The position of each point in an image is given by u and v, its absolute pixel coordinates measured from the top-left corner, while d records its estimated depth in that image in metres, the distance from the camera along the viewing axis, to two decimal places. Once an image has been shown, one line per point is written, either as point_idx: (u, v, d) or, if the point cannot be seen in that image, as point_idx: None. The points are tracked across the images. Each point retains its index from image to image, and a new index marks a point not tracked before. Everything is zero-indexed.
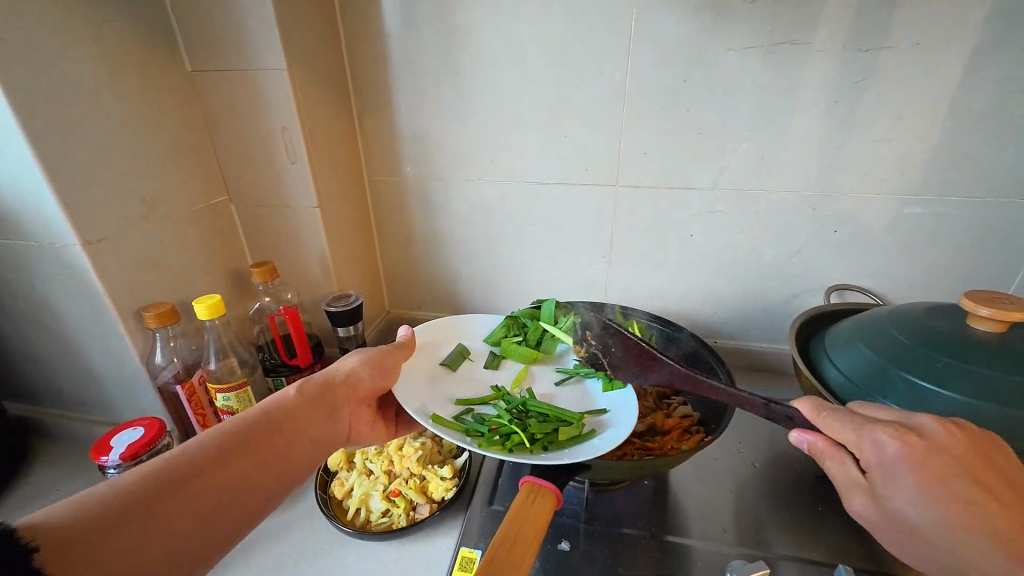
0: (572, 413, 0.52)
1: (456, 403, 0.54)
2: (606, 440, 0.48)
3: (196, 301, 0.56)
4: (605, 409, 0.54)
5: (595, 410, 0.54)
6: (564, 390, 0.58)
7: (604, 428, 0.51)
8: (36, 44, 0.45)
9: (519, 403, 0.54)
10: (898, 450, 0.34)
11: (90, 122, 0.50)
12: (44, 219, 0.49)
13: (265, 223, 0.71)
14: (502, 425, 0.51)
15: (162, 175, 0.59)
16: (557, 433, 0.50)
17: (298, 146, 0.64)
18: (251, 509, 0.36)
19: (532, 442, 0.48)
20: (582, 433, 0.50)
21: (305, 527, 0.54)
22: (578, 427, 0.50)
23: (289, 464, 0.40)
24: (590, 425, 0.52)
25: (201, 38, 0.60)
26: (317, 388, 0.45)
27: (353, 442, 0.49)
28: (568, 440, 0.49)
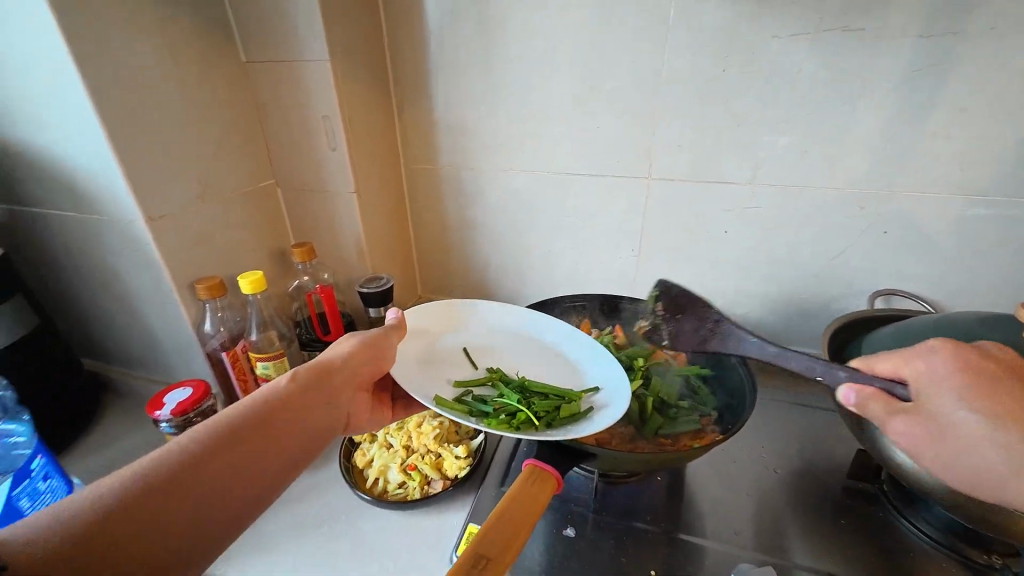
0: (566, 392, 0.54)
1: (453, 386, 0.55)
2: (605, 417, 0.49)
3: (241, 276, 0.60)
4: (597, 389, 0.56)
5: (589, 390, 0.56)
6: (563, 371, 0.59)
7: (601, 407, 0.52)
8: (108, 36, 0.50)
9: (519, 383, 0.55)
10: (946, 362, 0.36)
11: (155, 108, 0.55)
12: (114, 196, 0.54)
13: (306, 205, 0.75)
14: (506, 404, 0.52)
15: (218, 160, 0.64)
16: (557, 409, 0.51)
17: (338, 133, 0.67)
18: (249, 504, 0.38)
19: (536, 419, 0.50)
20: (580, 411, 0.52)
21: (328, 491, 0.58)
22: (575, 407, 0.51)
23: (285, 457, 0.41)
24: (587, 402, 0.54)
25: (255, 30, 0.63)
26: (311, 377, 0.46)
27: (352, 428, 0.50)
28: (568, 416, 0.51)
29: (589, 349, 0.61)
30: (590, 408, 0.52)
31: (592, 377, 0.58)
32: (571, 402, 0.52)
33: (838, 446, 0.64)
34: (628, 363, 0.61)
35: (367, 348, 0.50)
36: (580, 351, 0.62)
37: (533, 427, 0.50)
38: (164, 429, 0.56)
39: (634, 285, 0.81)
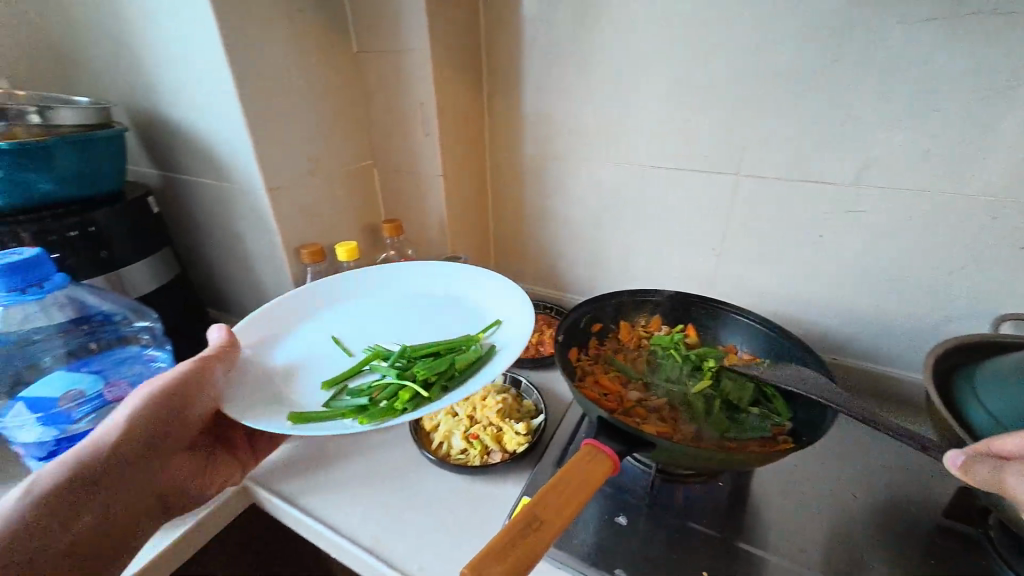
0: (461, 342, 0.57)
1: (323, 387, 0.53)
2: (509, 349, 0.54)
3: (338, 245, 0.67)
4: (495, 325, 0.59)
5: (488, 328, 0.59)
6: (452, 325, 0.61)
7: (504, 340, 0.56)
8: (251, 29, 0.58)
9: (398, 355, 0.55)
10: None
11: (281, 92, 0.63)
12: (244, 168, 0.63)
13: (398, 186, 0.81)
14: (384, 390, 0.52)
15: (327, 140, 0.71)
16: (451, 361, 0.54)
17: (431, 119, 0.71)
18: (82, 552, 0.44)
19: (428, 388, 0.52)
20: (480, 356, 0.55)
21: (398, 447, 0.63)
22: (479, 352, 0.55)
23: (108, 510, 0.46)
24: (486, 342, 0.58)
25: (367, 23, 0.70)
26: (143, 424, 0.49)
27: (196, 476, 0.55)
28: (465, 366, 0.54)
29: (497, 288, 0.64)
30: (486, 349, 0.56)
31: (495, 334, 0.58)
32: (465, 354, 0.55)
33: (936, 483, 0.57)
34: (695, 370, 0.61)
35: (199, 387, 0.51)
36: (455, 306, 0.65)
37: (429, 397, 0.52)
38: None
39: (712, 286, 0.77)
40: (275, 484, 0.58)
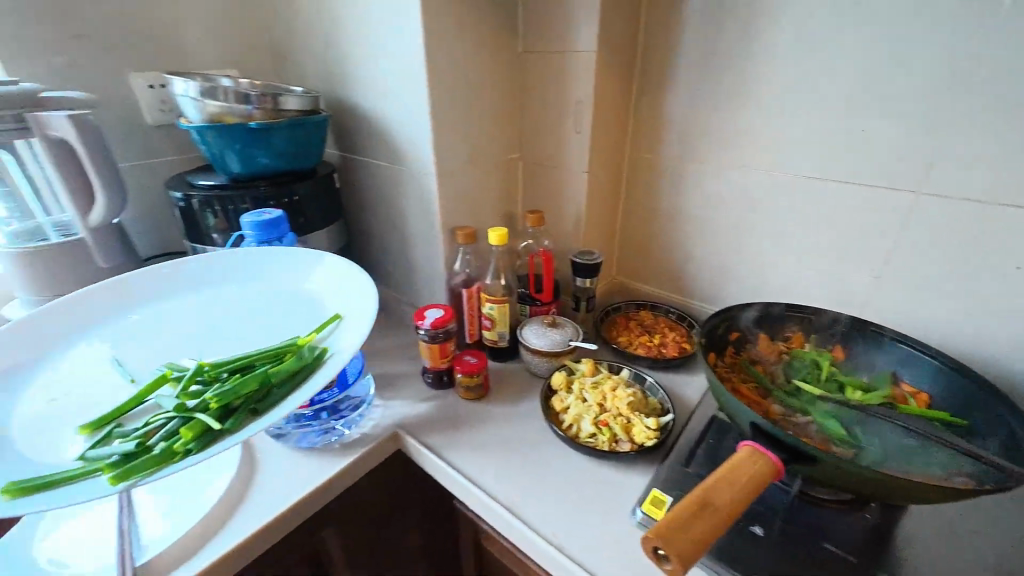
0: (286, 347, 0.55)
1: (82, 433, 0.47)
2: (326, 372, 0.50)
3: (491, 230, 0.73)
4: (336, 318, 0.58)
5: (322, 331, 0.57)
6: (327, 332, 0.57)
7: (342, 339, 0.55)
8: (446, 30, 0.64)
9: (199, 372, 0.52)
10: None
11: (460, 87, 0.69)
12: (419, 153, 0.71)
13: (539, 179, 0.85)
14: (160, 420, 0.48)
15: (486, 132, 0.77)
16: (286, 367, 0.51)
17: (586, 117, 0.74)
18: None
19: (221, 419, 0.48)
20: (304, 366, 0.52)
21: (526, 424, 0.67)
22: (306, 356, 0.53)
23: None
24: (319, 342, 0.56)
25: (536, 24, 0.74)
26: None
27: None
28: (285, 379, 0.51)
29: (360, 283, 0.61)
30: (314, 350, 0.54)
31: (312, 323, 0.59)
32: (281, 372, 0.50)
33: None
34: (839, 391, 0.58)
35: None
36: (276, 265, 0.67)
37: (227, 432, 0.47)
38: (420, 337, 0.70)
39: (862, 308, 0.72)
40: (422, 436, 0.65)
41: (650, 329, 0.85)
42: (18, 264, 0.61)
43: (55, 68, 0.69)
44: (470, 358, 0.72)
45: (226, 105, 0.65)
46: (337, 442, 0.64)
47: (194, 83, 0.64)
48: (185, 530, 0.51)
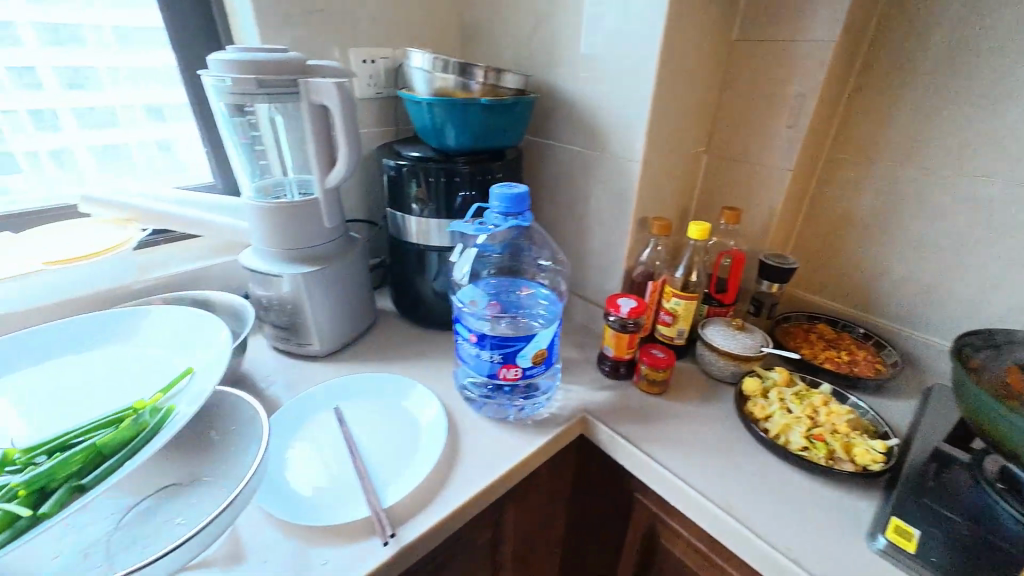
0: (122, 416, 0.49)
1: None
2: (167, 429, 0.48)
3: (691, 223, 0.70)
4: (188, 373, 0.55)
5: (166, 392, 0.53)
6: (185, 390, 0.54)
7: (182, 407, 0.51)
8: (686, 13, 0.62)
9: (36, 450, 0.45)
10: None
11: (680, 74, 0.67)
12: (627, 140, 0.69)
13: (726, 175, 0.81)
14: None
15: (689, 123, 0.74)
16: (121, 436, 0.47)
17: (805, 112, 0.69)
18: None
19: (47, 490, 0.43)
20: (144, 425, 0.49)
21: (718, 428, 0.65)
22: (133, 427, 0.48)
23: None
24: (169, 399, 0.53)
25: (762, 9, 0.69)
26: None
27: None
28: (120, 442, 0.47)
29: (219, 342, 0.60)
30: (164, 408, 0.51)
31: (182, 400, 0.52)
32: (133, 424, 0.48)
33: None
34: None
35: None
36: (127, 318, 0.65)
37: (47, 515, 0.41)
38: (609, 323, 0.71)
39: None
40: (613, 425, 0.65)
41: (834, 344, 0.79)
42: (268, 215, 0.68)
43: (294, 39, 0.74)
44: (657, 351, 0.71)
45: (456, 80, 0.67)
46: (526, 419, 0.66)
47: (431, 56, 0.67)
48: (414, 484, 0.54)
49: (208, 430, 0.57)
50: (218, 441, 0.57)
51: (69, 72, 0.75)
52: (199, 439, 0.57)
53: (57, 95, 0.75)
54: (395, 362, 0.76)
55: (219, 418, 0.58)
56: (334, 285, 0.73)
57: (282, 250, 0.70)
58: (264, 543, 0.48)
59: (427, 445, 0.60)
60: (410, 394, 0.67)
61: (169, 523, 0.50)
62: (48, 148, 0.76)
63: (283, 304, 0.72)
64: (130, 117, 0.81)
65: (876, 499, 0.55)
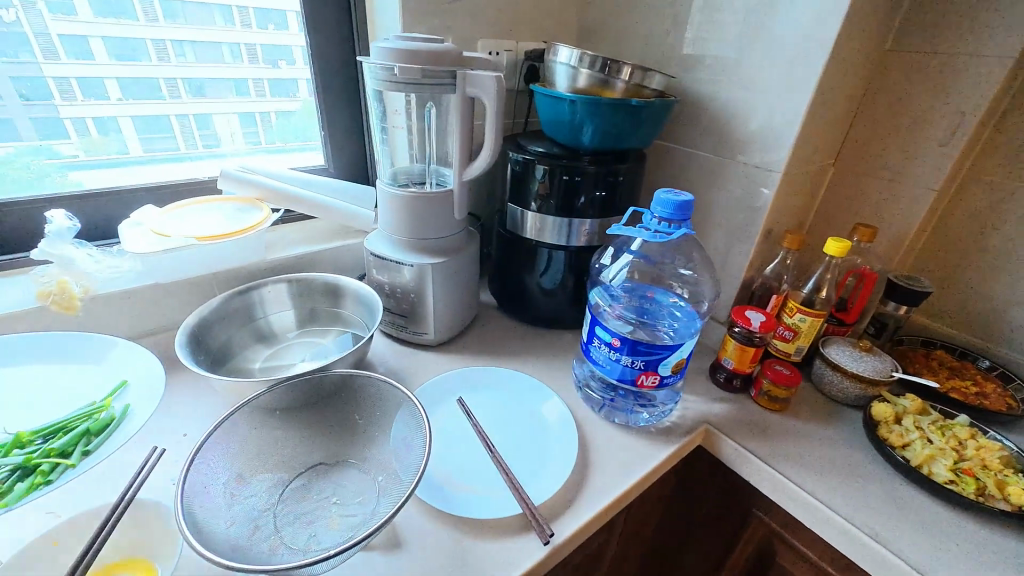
0: (77, 421, 0.52)
1: None
2: (122, 433, 0.51)
3: (828, 239, 0.68)
4: (121, 387, 0.57)
5: (116, 391, 0.56)
6: (129, 386, 0.57)
7: (136, 402, 0.55)
8: (857, 20, 0.60)
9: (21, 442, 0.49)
10: None
11: (835, 84, 0.65)
12: (770, 148, 0.67)
13: (854, 190, 0.77)
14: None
15: (830, 133, 0.72)
16: (79, 435, 0.50)
17: (963, 130, 0.66)
18: None
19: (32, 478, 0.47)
20: (107, 424, 0.52)
21: (846, 451, 0.63)
22: (99, 424, 0.52)
23: None
24: (120, 403, 0.55)
25: (925, 22, 0.67)
26: None
27: None
28: (96, 440, 0.51)
29: (151, 365, 0.59)
30: (121, 407, 0.55)
31: (131, 417, 0.53)
32: (102, 428, 0.52)
33: None
34: None
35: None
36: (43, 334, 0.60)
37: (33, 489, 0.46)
38: (734, 334, 0.69)
39: None
40: (738, 439, 0.64)
41: (958, 374, 0.75)
42: (402, 203, 0.68)
43: (432, 27, 0.74)
44: (782, 368, 0.69)
45: (600, 77, 0.66)
46: (649, 426, 0.65)
47: (579, 52, 0.66)
48: (556, 485, 0.54)
49: (353, 413, 0.59)
50: (363, 425, 0.58)
51: (119, 42, 0.70)
52: (343, 421, 0.59)
53: (163, 66, 0.74)
54: (505, 356, 0.76)
55: (363, 401, 0.59)
56: (453, 277, 0.73)
57: (409, 239, 0.70)
58: (419, 528, 0.49)
59: (558, 445, 0.60)
60: (530, 392, 0.68)
61: (326, 502, 0.51)
62: (151, 115, 0.75)
63: (404, 293, 0.72)
64: (222, 91, 0.80)
65: None
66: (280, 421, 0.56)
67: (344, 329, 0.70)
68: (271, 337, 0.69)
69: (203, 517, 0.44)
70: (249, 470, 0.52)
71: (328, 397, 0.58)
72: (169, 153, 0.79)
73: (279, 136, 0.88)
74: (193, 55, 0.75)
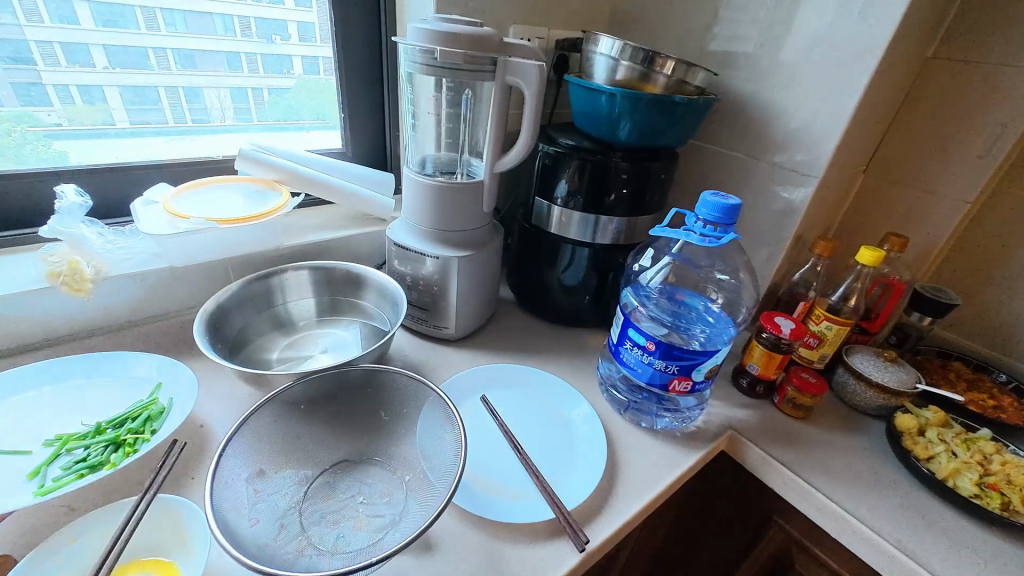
0: (135, 409, 0.52)
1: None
2: (179, 413, 0.51)
3: (861, 248, 0.67)
4: (159, 384, 0.56)
5: (158, 388, 0.56)
6: (173, 379, 0.57)
7: (181, 394, 0.54)
8: (910, 24, 0.58)
9: (89, 436, 0.49)
10: None
11: (881, 88, 0.63)
12: (808, 152, 0.66)
13: (884, 198, 0.77)
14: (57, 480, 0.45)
15: (867, 140, 0.70)
16: (144, 419, 0.51)
17: (1004, 143, 0.65)
18: None
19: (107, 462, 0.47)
20: (161, 414, 0.52)
21: (870, 461, 0.63)
22: (156, 409, 0.52)
23: None
24: (167, 396, 0.55)
25: (972, 30, 0.65)
26: None
27: None
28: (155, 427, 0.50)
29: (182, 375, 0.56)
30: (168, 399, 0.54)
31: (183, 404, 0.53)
32: (157, 419, 0.51)
33: None
34: None
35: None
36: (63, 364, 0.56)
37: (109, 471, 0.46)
38: (760, 340, 0.68)
39: None
40: (764, 446, 0.63)
41: (976, 387, 0.76)
42: (430, 192, 0.65)
43: (464, 9, 0.71)
44: (807, 376, 0.68)
45: (641, 70, 0.64)
46: (675, 430, 0.64)
47: (620, 43, 0.63)
48: (590, 490, 0.53)
49: (377, 411, 0.57)
50: (388, 421, 0.57)
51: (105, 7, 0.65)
52: (368, 418, 0.57)
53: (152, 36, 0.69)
54: (525, 353, 0.75)
55: (389, 398, 0.57)
56: (478, 272, 0.71)
57: (435, 230, 0.67)
58: (449, 531, 0.47)
59: (587, 447, 0.58)
60: (553, 392, 0.67)
61: (352, 501, 0.49)
62: (137, 86, 0.71)
63: (427, 285, 0.70)
64: (213, 65, 0.75)
65: None
66: (303, 416, 0.54)
67: (365, 320, 0.68)
68: (290, 325, 0.66)
69: (227, 513, 0.42)
70: (271, 465, 0.50)
71: (353, 393, 0.57)
72: (154, 125, 0.74)
73: (273, 114, 0.83)
74: (184, 25, 0.70)
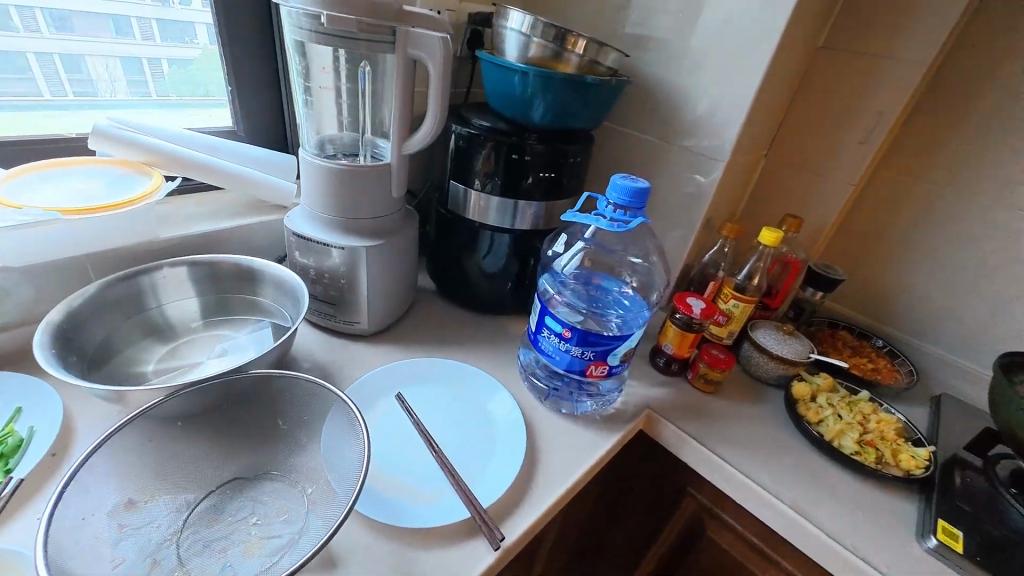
0: None
1: None
2: (38, 450, 0.45)
3: (763, 228, 0.71)
4: (16, 411, 0.48)
5: (13, 418, 0.47)
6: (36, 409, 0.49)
7: (46, 426, 0.47)
8: (801, 13, 0.60)
9: None
10: None
11: (776, 76, 0.66)
12: (715, 136, 0.68)
13: (782, 181, 0.82)
14: None
15: (766, 125, 0.74)
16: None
17: (880, 130, 0.71)
18: None
19: None
20: (15, 451, 0.44)
21: (772, 427, 0.68)
22: (11, 442, 0.45)
23: None
24: (23, 426, 0.47)
25: (854, 24, 0.70)
26: None
27: None
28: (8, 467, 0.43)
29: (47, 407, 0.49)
30: (27, 432, 0.46)
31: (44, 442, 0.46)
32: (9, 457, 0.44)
33: None
34: None
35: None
36: None
37: None
38: (674, 321, 0.70)
39: None
40: (676, 422, 0.65)
41: (857, 352, 0.84)
42: (329, 175, 0.59)
43: None
44: (717, 352, 0.71)
45: (553, 49, 0.62)
46: (595, 414, 0.64)
47: (531, 18, 0.60)
48: (506, 484, 0.51)
49: (274, 418, 0.51)
50: (288, 431, 0.51)
51: None
52: (263, 427, 0.51)
53: None
54: (445, 345, 0.72)
55: (286, 405, 0.51)
56: (390, 262, 0.66)
57: (340, 217, 0.62)
58: (356, 543, 0.44)
59: (505, 440, 0.57)
60: (470, 385, 0.64)
61: (243, 524, 0.44)
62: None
63: (333, 278, 0.64)
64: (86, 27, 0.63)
65: (916, 500, 0.60)
66: (182, 432, 0.47)
67: (258, 314, 0.62)
68: (167, 329, 0.58)
69: (74, 560, 0.36)
70: (142, 493, 0.43)
71: (242, 402, 0.50)
72: (24, 99, 0.62)
73: (157, 90, 0.72)
74: None
